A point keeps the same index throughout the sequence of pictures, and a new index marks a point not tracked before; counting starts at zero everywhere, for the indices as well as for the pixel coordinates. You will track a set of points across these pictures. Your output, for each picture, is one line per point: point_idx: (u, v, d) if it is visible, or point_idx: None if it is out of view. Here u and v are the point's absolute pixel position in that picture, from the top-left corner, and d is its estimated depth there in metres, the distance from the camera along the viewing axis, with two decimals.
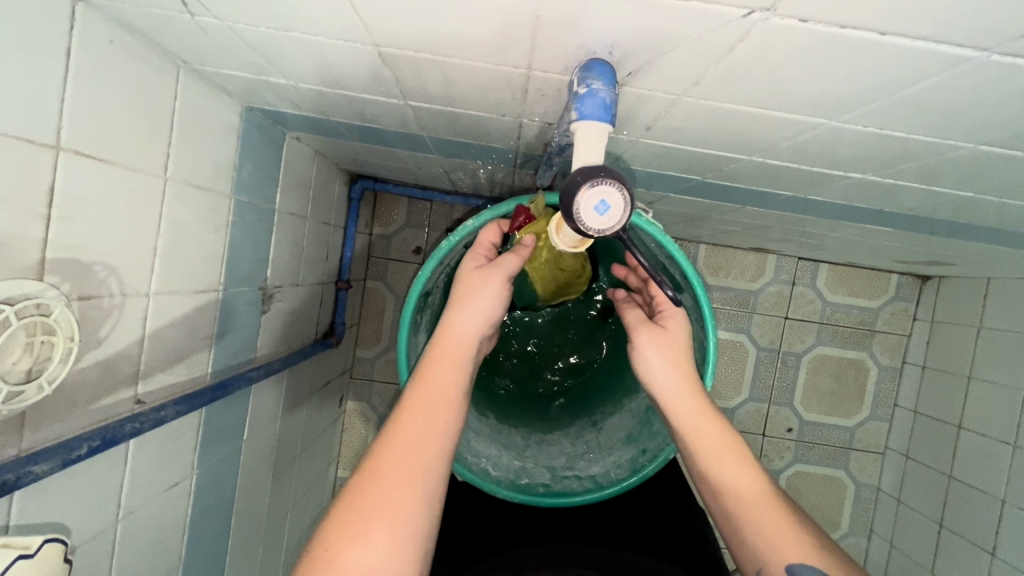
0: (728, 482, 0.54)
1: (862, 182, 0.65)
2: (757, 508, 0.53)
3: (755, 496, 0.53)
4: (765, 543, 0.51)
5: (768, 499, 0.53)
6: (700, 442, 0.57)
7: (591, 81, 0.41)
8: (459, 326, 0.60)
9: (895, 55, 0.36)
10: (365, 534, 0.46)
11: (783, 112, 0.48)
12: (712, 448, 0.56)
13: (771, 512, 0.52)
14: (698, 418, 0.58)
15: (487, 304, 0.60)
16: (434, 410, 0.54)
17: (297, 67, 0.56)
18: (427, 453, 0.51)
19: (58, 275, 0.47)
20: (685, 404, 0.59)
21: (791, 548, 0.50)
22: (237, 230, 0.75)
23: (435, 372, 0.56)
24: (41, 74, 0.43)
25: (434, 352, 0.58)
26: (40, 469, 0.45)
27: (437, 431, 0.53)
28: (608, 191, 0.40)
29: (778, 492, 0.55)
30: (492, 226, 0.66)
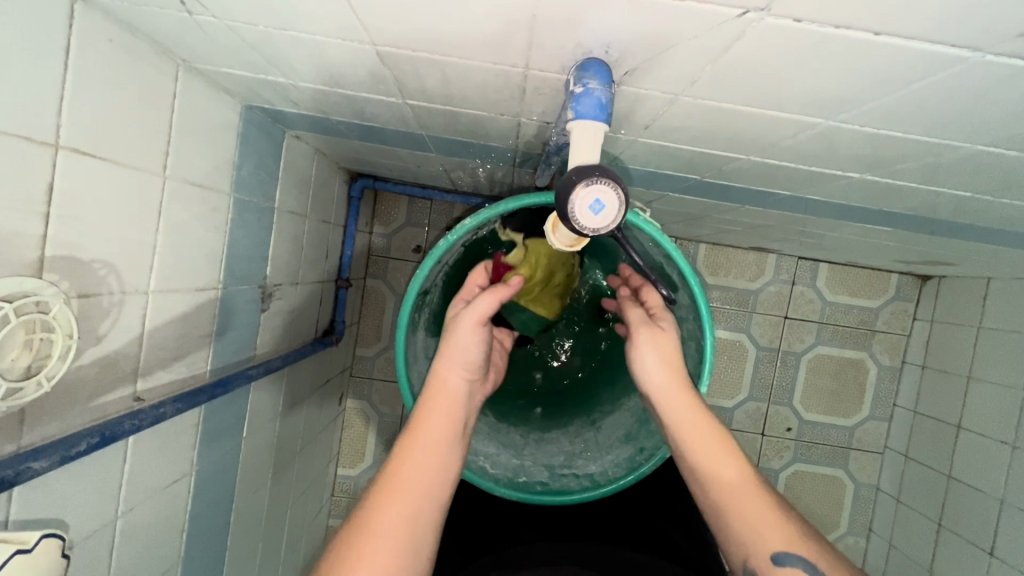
0: (716, 476, 0.54)
1: (860, 181, 0.65)
2: (743, 499, 0.53)
3: (742, 487, 0.53)
4: (751, 534, 0.51)
5: (755, 491, 0.53)
6: (689, 437, 0.57)
7: (587, 80, 0.41)
8: (445, 374, 0.60)
9: (891, 55, 0.36)
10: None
11: (781, 111, 0.48)
12: (700, 443, 0.56)
13: (757, 504, 0.52)
14: (686, 415, 0.58)
15: (471, 350, 0.61)
16: (423, 459, 0.55)
17: (296, 66, 0.56)
18: (416, 504, 0.52)
19: (57, 273, 0.47)
20: (676, 400, 0.59)
21: (775, 537, 0.51)
22: (237, 228, 0.76)
23: (422, 421, 0.57)
24: (41, 73, 0.44)
25: (422, 402, 0.59)
26: (39, 466, 0.46)
27: (426, 480, 0.54)
28: (603, 191, 0.40)
29: (764, 482, 0.55)
30: (476, 270, 0.69)
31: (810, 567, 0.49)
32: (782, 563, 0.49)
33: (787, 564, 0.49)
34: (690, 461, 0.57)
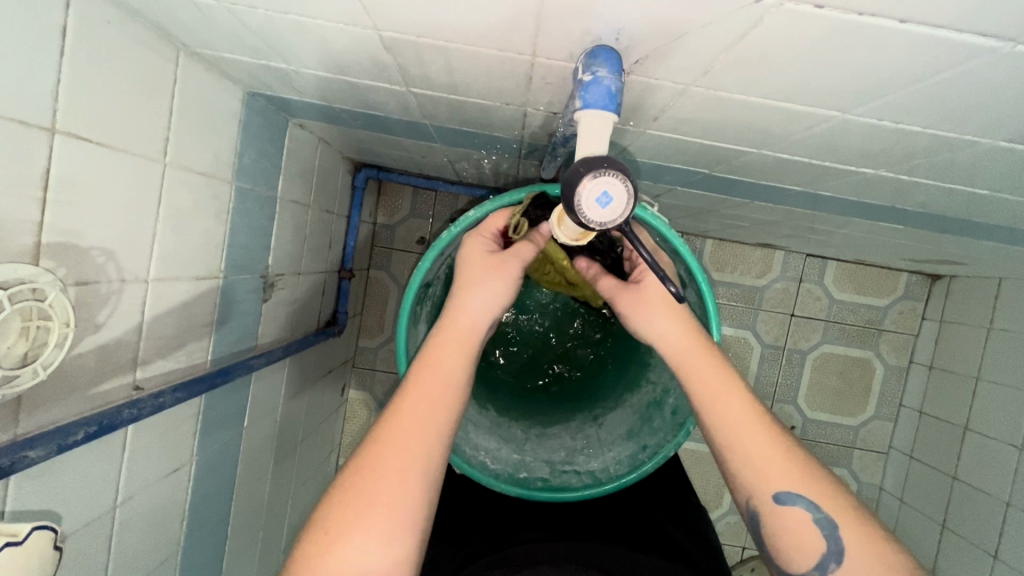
0: (725, 414, 0.53)
1: (874, 177, 0.64)
2: (751, 437, 0.52)
3: (750, 424, 0.53)
4: (755, 473, 0.51)
5: (765, 427, 0.53)
6: (695, 376, 0.56)
7: (596, 67, 0.40)
8: (474, 311, 0.57)
9: (915, 44, 0.34)
10: (366, 517, 0.46)
11: (796, 104, 0.46)
12: (706, 382, 0.55)
13: (765, 442, 0.52)
14: (691, 355, 0.57)
15: (501, 291, 0.58)
16: (437, 393, 0.53)
17: (297, 51, 0.55)
18: (428, 436, 0.51)
19: (54, 260, 0.47)
20: (684, 345, 0.58)
21: (782, 477, 0.51)
22: (238, 217, 0.75)
23: (438, 358, 0.55)
24: (39, 54, 0.43)
25: (442, 336, 0.56)
26: (35, 455, 0.45)
27: (439, 418, 0.52)
28: (611, 183, 0.39)
29: (772, 419, 0.54)
30: (499, 214, 0.62)
31: (815, 507, 0.50)
32: (785, 503, 0.50)
33: (791, 505, 0.50)
34: (698, 398, 0.55)
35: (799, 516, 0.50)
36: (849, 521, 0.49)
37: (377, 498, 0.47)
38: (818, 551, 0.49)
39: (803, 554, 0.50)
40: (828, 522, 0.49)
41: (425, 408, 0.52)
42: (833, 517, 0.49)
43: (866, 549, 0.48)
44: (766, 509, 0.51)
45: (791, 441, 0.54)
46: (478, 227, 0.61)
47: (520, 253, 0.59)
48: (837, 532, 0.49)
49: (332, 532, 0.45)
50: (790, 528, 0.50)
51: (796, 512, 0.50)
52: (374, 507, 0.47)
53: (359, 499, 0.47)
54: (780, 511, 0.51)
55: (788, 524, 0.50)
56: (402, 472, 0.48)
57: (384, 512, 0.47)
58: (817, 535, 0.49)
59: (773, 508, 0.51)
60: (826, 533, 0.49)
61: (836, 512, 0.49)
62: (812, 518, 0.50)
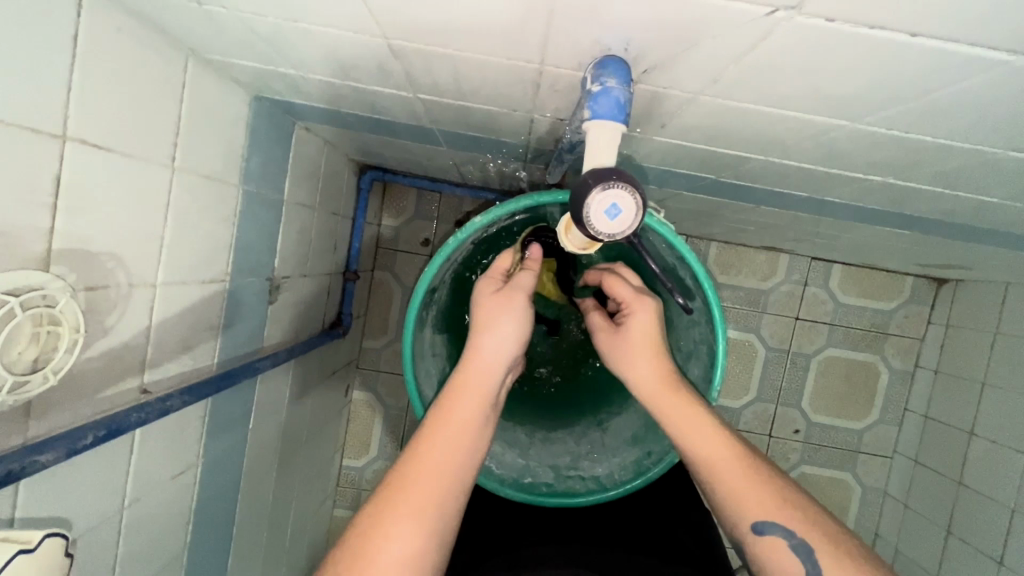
0: (696, 445, 0.55)
1: (881, 184, 0.63)
2: (723, 468, 0.54)
3: (723, 456, 0.54)
4: (730, 503, 0.53)
5: (736, 456, 0.54)
6: (665, 410, 0.57)
7: (605, 78, 0.40)
8: (490, 349, 0.58)
9: (924, 56, 0.34)
10: (380, 563, 0.47)
11: (804, 113, 0.46)
12: (675, 415, 0.57)
13: (738, 471, 0.53)
14: (663, 388, 0.58)
15: (516, 328, 0.58)
16: (455, 437, 0.54)
17: (306, 58, 0.55)
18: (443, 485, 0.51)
19: (65, 265, 0.47)
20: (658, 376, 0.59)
21: (756, 506, 0.52)
22: (245, 220, 0.75)
23: (455, 400, 0.55)
24: (49, 62, 0.43)
25: (460, 377, 0.57)
26: (46, 458, 0.45)
27: (456, 463, 0.53)
28: (620, 195, 0.39)
29: (745, 445, 0.55)
30: (505, 254, 0.64)
31: (790, 534, 0.50)
32: (762, 532, 0.51)
33: (768, 534, 0.51)
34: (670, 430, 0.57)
35: (775, 544, 0.50)
36: (827, 547, 0.49)
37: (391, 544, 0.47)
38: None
39: None
40: (802, 547, 0.50)
41: (440, 454, 0.52)
42: (810, 543, 0.50)
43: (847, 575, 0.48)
44: (744, 538, 0.52)
45: (767, 467, 0.55)
46: (489, 270, 0.63)
47: (525, 283, 0.60)
48: (814, 558, 0.49)
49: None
50: (770, 557, 0.50)
51: (773, 540, 0.51)
52: (388, 552, 0.47)
53: (373, 545, 0.47)
54: (757, 540, 0.51)
55: (767, 553, 0.51)
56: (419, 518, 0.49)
57: (398, 556, 0.47)
58: (795, 562, 0.49)
59: (751, 537, 0.52)
60: (804, 559, 0.49)
61: (810, 537, 0.50)
62: (789, 546, 0.50)
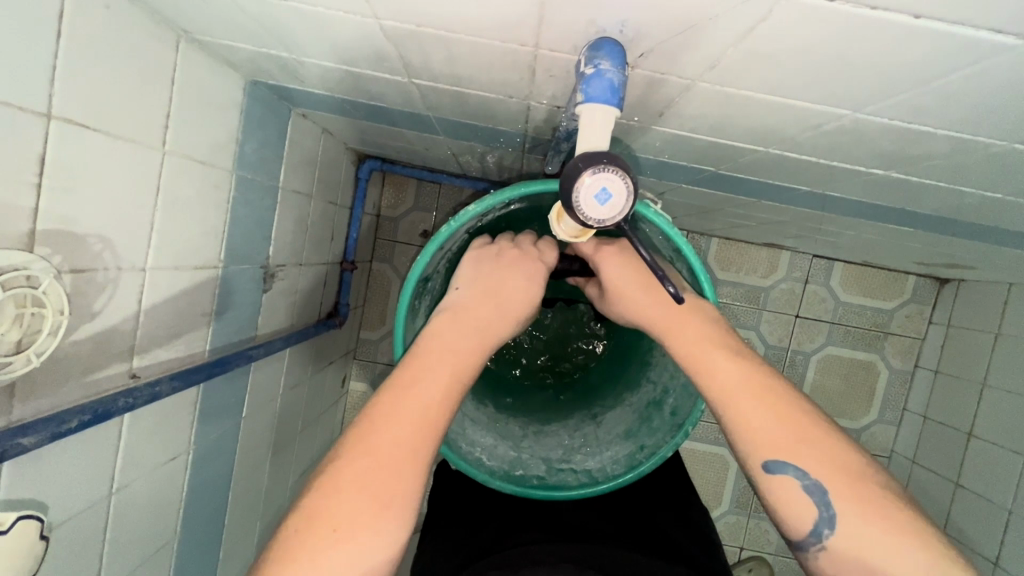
0: (713, 379, 0.55)
1: (884, 178, 0.62)
2: (743, 402, 0.53)
3: (738, 391, 0.53)
4: (747, 440, 0.52)
5: (754, 393, 0.53)
6: (683, 344, 0.58)
7: (599, 60, 0.39)
8: (502, 320, 0.60)
9: (927, 40, 0.33)
10: (378, 512, 0.46)
11: (805, 102, 0.45)
12: (691, 347, 0.57)
13: (758, 406, 0.52)
14: (681, 325, 0.58)
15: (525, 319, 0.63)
16: (454, 391, 0.54)
17: (300, 40, 0.54)
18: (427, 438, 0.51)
19: (50, 247, 0.46)
20: (669, 310, 0.60)
21: (770, 443, 0.51)
22: (239, 206, 0.74)
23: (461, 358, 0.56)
24: (33, 38, 0.42)
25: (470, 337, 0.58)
26: (28, 441, 0.45)
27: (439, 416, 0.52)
28: (610, 179, 0.38)
29: (769, 381, 0.54)
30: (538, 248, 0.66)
31: (804, 476, 0.49)
32: (775, 472, 0.50)
33: (780, 473, 0.50)
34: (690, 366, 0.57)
35: (785, 483, 0.50)
36: (842, 486, 0.48)
37: (389, 493, 0.47)
38: (811, 520, 0.49)
39: (797, 522, 0.49)
40: (817, 488, 0.49)
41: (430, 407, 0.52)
42: (823, 483, 0.49)
43: (860, 515, 0.47)
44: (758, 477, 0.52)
45: (790, 402, 0.53)
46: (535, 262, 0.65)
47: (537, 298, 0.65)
48: (828, 500, 0.48)
49: (342, 529, 0.45)
50: (782, 496, 0.50)
51: (784, 480, 0.50)
52: (385, 505, 0.47)
53: (374, 493, 0.47)
54: (771, 479, 0.50)
55: (778, 492, 0.50)
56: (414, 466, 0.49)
57: (398, 505, 0.47)
58: (809, 505, 0.49)
59: (763, 476, 0.51)
60: (816, 500, 0.49)
61: (826, 477, 0.49)
62: (800, 485, 0.49)
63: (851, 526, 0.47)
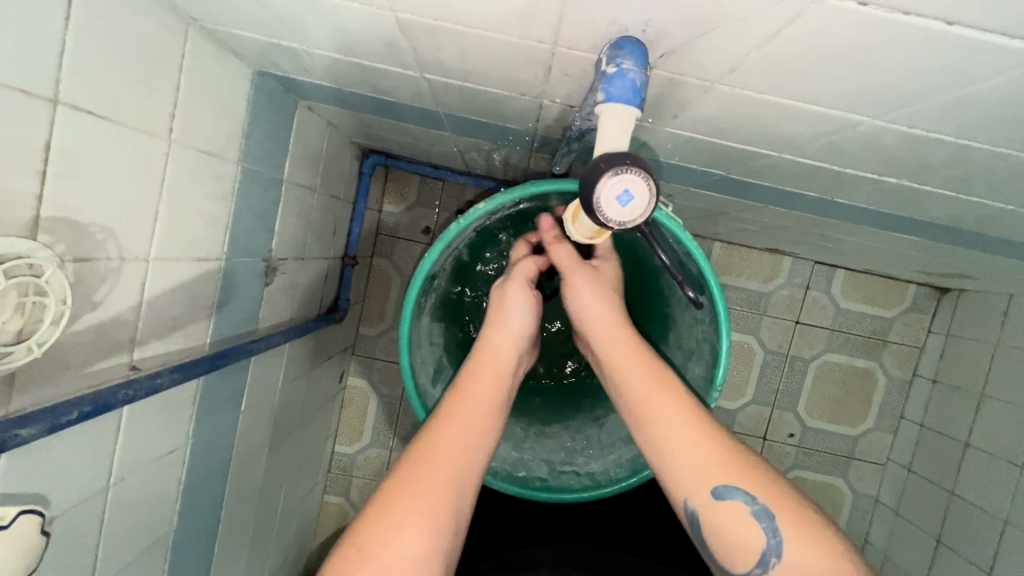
0: (653, 414, 0.56)
1: (893, 187, 0.62)
2: (683, 432, 0.54)
3: (676, 416, 0.55)
4: (690, 467, 0.53)
5: (693, 419, 0.55)
6: (624, 373, 0.60)
7: (621, 59, 0.38)
8: (503, 343, 0.65)
9: (954, 48, 0.33)
10: (406, 537, 0.49)
11: (822, 107, 0.44)
12: (634, 376, 0.59)
13: (696, 433, 0.54)
14: (629, 352, 0.61)
15: (526, 326, 0.66)
16: (480, 415, 0.59)
17: (309, 31, 0.53)
18: (466, 454, 0.56)
19: (52, 235, 0.45)
20: (612, 334, 0.63)
21: (716, 471, 0.52)
22: (243, 198, 0.73)
23: (476, 391, 0.60)
24: (41, 21, 0.41)
25: (476, 367, 0.63)
26: (27, 433, 0.44)
27: (476, 437, 0.57)
28: (633, 180, 0.37)
29: (706, 415, 0.56)
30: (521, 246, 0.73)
31: (752, 499, 0.50)
32: (721, 497, 0.51)
33: (728, 498, 0.51)
34: (630, 399, 0.58)
35: (735, 509, 0.51)
36: (787, 514, 0.50)
37: (416, 514, 0.50)
38: (759, 547, 0.49)
39: (745, 548, 0.50)
40: (764, 512, 0.50)
41: (469, 425, 0.58)
42: (771, 510, 0.50)
43: (805, 541, 0.48)
44: (706, 505, 0.52)
45: (726, 435, 0.55)
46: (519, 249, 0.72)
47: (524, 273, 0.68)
48: (775, 523, 0.49)
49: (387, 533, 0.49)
50: (730, 522, 0.51)
51: (731, 504, 0.51)
52: (425, 515, 0.50)
53: (393, 522, 0.49)
54: (717, 505, 0.51)
55: (725, 520, 0.51)
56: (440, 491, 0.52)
57: (441, 511, 0.51)
58: (756, 529, 0.50)
59: (711, 503, 0.52)
60: (764, 525, 0.50)
61: (770, 499, 0.50)
62: (748, 511, 0.50)
63: (798, 550, 0.48)
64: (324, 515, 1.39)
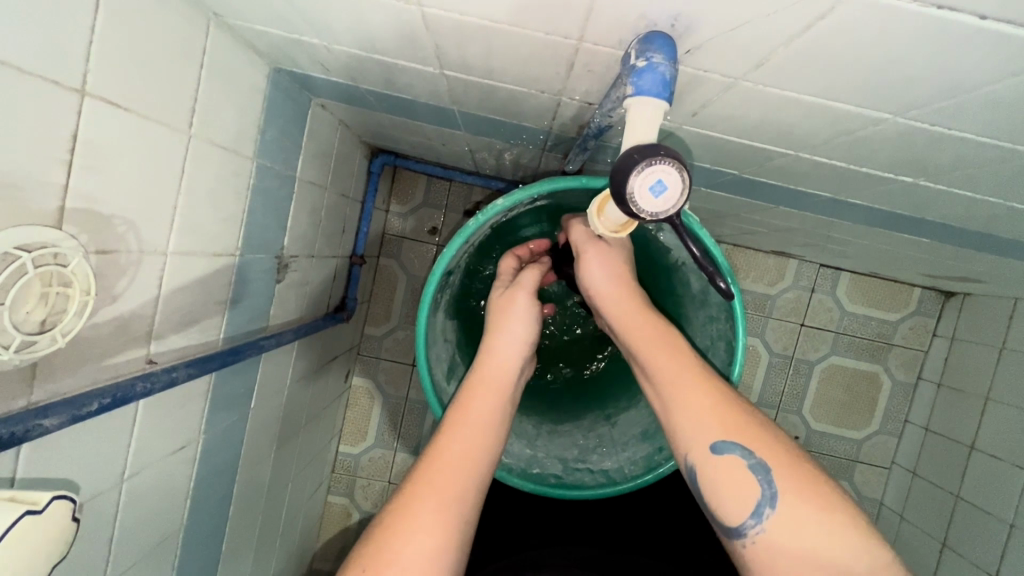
0: (657, 374, 0.57)
1: (907, 186, 0.62)
2: (686, 387, 0.55)
3: (678, 372, 0.56)
4: (689, 421, 0.54)
5: (696, 377, 0.56)
6: (632, 336, 0.62)
7: (651, 53, 0.38)
8: (501, 355, 0.64)
9: (983, 44, 0.33)
10: (406, 557, 0.48)
11: (844, 104, 0.45)
12: (642, 338, 0.61)
13: (698, 390, 0.55)
14: (640, 318, 0.62)
15: (526, 334, 0.65)
16: (478, 426, 0.59)
17: (330, 27, 0.54)
18: (463, 468, 0.55)
19: (76, 226, 0.46)
20: (622, 303, 0.64)
21: (714, 425, 0.52)
22: (257, 194, 0.74)
23: (473, 402, 0.60)
24: (70, 12, 0.42)
25: (474, 382, 0.62)
26: (48, 424, 0.44)
27: (475, 451, 0.57)
28: (666, 171, 0.37)
29: (712, 377, 0.56)
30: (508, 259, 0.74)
31: (749, 453, 0.50)
32: (719, 452, 0.51)
33: (726, 453, 0.51)
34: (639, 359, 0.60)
35: (732, 463, 0.51)
36: (784, 469, 0.49)
37: (419, 531, 0.50)
38: (754, 501, 0.49)
39: (739, 503, 0.49)
40: (760, 466, 0.50)
41: (470, 438, 0.58)
42: (768, 463, 0.50)
43: (801, 495, 0.48)
44: (703, 460, 0.52)
45: (733, 396, 0.55)
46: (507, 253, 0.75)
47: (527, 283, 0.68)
48: (771, 477, 0.49)
49: (386, 558, 0.48)
50: (726, 476, 0.50)
51: (729, 459, 0.51)
52: (421, 534, 0.50)
53: (397, 542, 0.49)
54: (715, 459, 0.51)
55: (724, 473, 0.51)
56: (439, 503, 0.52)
57: (440, 531, 0.50)
58: (752, 482, 0.49)
59: (708, 457, 0.52)
60: (760, 477, 0.49)
61: (768, 455, 0.50)
62: (746, 465, 0.50)
63: (793, 506, 0.47)
64: (328, 516, 1.38)
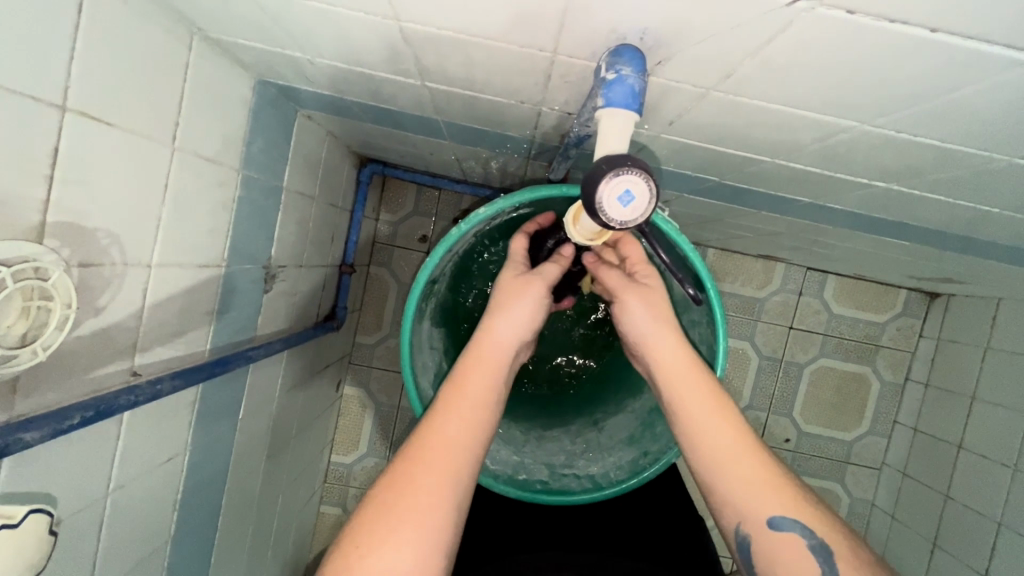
0: (710, 442, 0.57)
1: (884, 191, 0.64)
2: (741, 460, 0.55)
3: (732, 441, 0.56)
4: (748, 496, 0.54)
5: (750, 450, 0.56)
6: (678, 391, 0.60)
7: (620, 66, 0.39)
8: (499, 335, 0.62)
9: (940, 54, 0.34)
10: (398, 537, 0.49)
11: (816, 113, 0.46)
12: (691, 397, 0.59)
13: (751, 462, 0.55)
14: (687, 373, 0.61)
15: (528, 316, 0.63)
16: (473, 408, 0.58)
17: (313, 41, 0.55)
18: (459, 452, 0.55)
19: (59, 240, 0.46)
20: (673, 360, 0.61)
21: (774, 502, 0.53)
22: (243, 205, 0.74)
23: (469, 381, 0.59)
24: (51, 30, 0.42)
25: (469, 359, 0.61)
26: (30, 437, 0.44)
27: (469, 432, 0.57)
28: (633, 182, 0.38)
29: (764, 450, 0.57)
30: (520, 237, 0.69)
31: (810, 534, 0.51)
32: (778, 529, 0.52)
33: (785, 531, 0.52)
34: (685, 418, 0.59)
35: (793, 543, 0.51)
36: (844, 552, 0.50)
37: (412, 513, 0.50)
38: None
39: None
40: (822, 549, 0.51)
41: (464, 418, 0.57)
42: (829, 546, 0.51)
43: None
44: (762, 536, 0.53)
45: (784, 471, 0.56)
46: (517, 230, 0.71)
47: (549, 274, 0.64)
48: (832, 560, 0.50)
49: (378, 535, 0.49)
50: (786, 555, 0.51)
51: (790, 538, 0.52)
52: (413, 513, 0.50)
53: (391, 523, 0.50)
54: (773, 535, 0.52)
55: (782, 550, 0.52)
56: (432, 499, 0.52)
57: (431, 510, 0.51)
58: (813, 563, 0.50)
59: (767, 533, 0.52)
60: (821, 560, 0.50)
61: (827, 536, 0.51)
62: (807, 546, 0.51)
63: None
64: (321, 526, 1.38)
